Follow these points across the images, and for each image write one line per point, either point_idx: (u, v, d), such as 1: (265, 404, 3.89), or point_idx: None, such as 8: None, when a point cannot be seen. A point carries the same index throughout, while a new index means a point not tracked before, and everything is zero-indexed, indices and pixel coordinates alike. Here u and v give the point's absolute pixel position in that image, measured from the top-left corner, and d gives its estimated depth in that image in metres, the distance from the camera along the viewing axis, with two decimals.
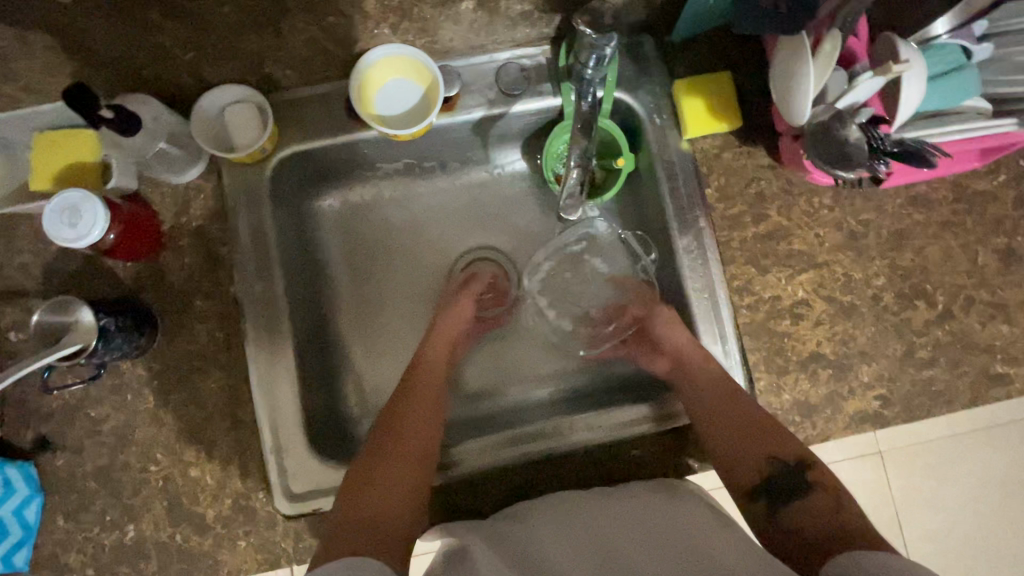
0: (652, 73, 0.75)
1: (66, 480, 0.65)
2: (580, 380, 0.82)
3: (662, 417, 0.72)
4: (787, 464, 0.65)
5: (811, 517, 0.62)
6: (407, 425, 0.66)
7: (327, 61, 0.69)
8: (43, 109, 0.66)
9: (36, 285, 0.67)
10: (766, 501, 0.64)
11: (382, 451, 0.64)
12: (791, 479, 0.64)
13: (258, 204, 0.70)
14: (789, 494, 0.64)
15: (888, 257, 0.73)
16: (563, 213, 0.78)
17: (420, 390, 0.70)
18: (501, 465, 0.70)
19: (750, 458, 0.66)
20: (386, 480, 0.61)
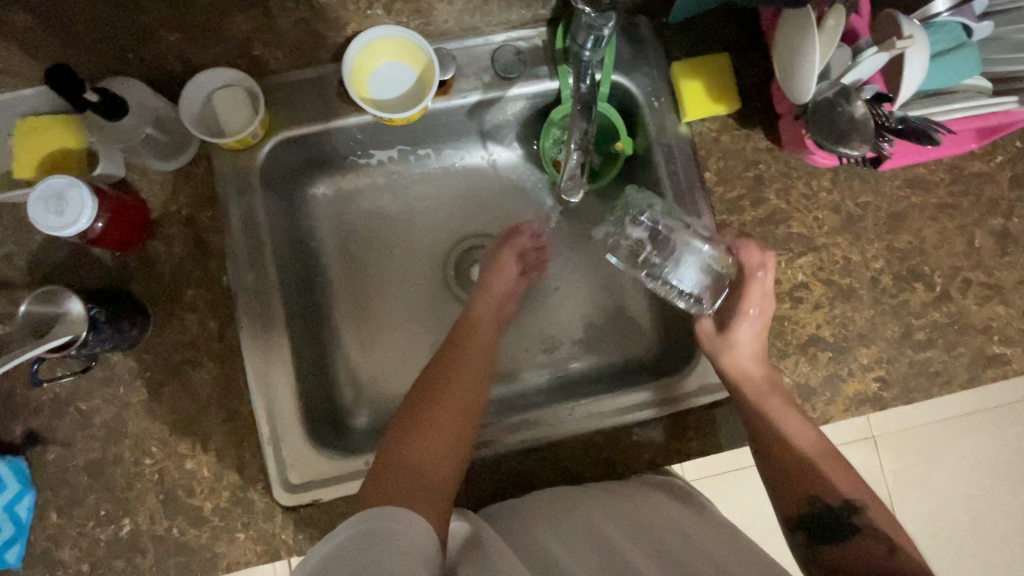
0: (649, 56, 0.74)
1: (58, 474, 0.64)
2: (582, 368, 0.82)
3: (666, 400, 0.72)
4: (835, 506, 0.61)
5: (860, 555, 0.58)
6: (450, 383, 0.65)
7: (318, 43, 0.67)
8: (25, 93, 0.64)
9: (22, 276, 0.65)
10: (808, 534, 0.62)
11: (430, 408, 0.63)
12: (837, 520, 0.61)
13: (249, 190, 0.69)
14: (836, 534, 0.60)
15: (886, 240, 0.73)
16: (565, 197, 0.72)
17: (466, 355, 0.69)
18: (507, 453, 0.70)
19: (792, 462, 0.64)
20: (431, 437, 0.60)
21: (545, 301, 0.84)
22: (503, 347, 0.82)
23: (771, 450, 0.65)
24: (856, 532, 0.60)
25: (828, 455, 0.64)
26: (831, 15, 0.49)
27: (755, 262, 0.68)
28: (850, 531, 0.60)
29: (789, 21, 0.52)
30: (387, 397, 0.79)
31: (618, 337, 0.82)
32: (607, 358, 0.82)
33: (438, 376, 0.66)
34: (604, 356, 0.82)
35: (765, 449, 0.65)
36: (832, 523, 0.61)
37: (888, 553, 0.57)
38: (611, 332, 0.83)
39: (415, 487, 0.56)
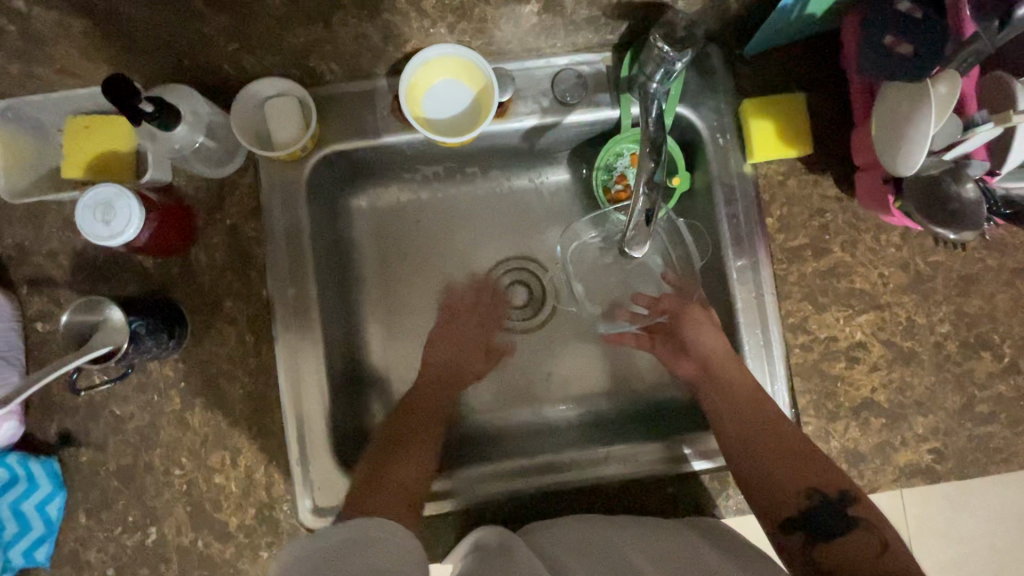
0: (717, 89, 0.70)
1: (89, 477, 0.64)
2: (603, 405, 0.79)
3: (678, 458, 0.69)
4: (828, 500, 0.59)
5: (855, 552, 0.55)
6: (420, 414, 0.70)
7: (375, 57, 0.65)
8: (78, 93, 0.63)
9: (64, 276, 0.65)
10: (803, 533, 0.58)
11: (400, 437, 0.66)
12: (829, 516, 0.58)
13: (295, 202, 0.67)
14: (828, 531, 0.57)
15: (955, 303, 0.69)
16: (629, 248, 0.71)
17: (434, 392, 0.72)
18: (492, 497, 0.68)
19: (789, 480, 0.60)
20: (401, 469, 0.63)
21: (557, 343, 0.81)
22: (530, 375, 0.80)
23: (768, 457, 0.62)
24: (849, 528, 0.57)
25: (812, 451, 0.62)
26: (943, 81, 0.47)
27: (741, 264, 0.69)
28: (844, 527, 0.57)
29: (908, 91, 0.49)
30: None
31: (653, 375, 0.80)
32: (640, 396, 0.79)
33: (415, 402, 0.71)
34: (635, 392, 0.80)
35: (755, 461, 0.62)
36: (827, 520, 0.58)
37: (882, 551, 0.54)
38: (646, 371, 0.80)
39: (392, 499, 0.59)
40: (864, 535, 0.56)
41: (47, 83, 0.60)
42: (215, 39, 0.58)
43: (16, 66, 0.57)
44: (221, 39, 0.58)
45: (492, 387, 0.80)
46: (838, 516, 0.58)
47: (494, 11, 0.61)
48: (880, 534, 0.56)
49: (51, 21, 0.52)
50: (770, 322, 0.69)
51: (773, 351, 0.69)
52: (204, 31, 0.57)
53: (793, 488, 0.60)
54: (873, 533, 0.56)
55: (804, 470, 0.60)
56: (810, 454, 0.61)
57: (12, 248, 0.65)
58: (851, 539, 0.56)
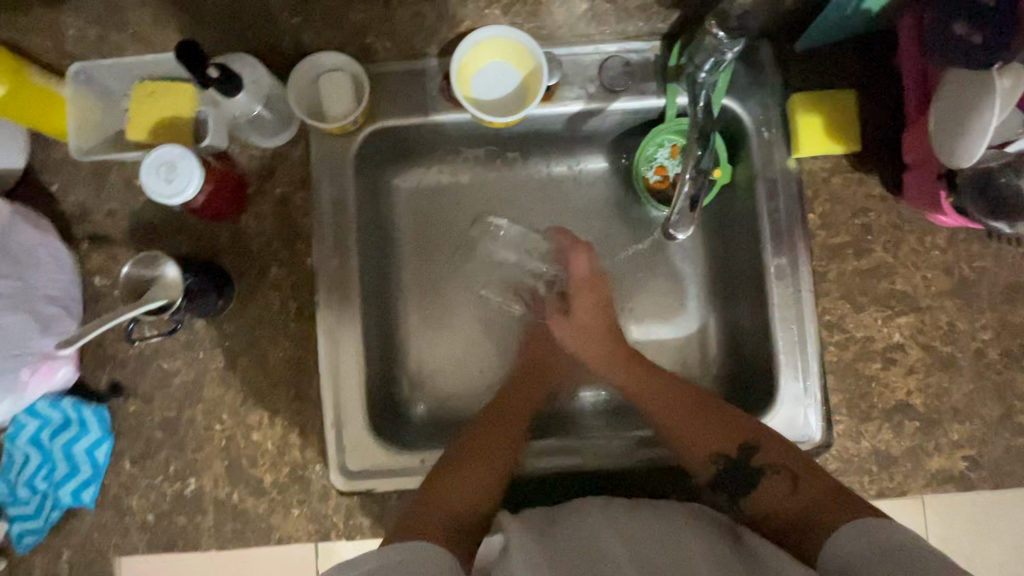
0: (766, 83, 0.70)
1: (135, 426, 0.67)
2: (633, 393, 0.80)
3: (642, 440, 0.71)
4: (733, 460, 0.63)
5: (771, 495, 0.61)
6: (503, 409, 0.70)
7: (429, 36, 0.67)
8: (145, 59, 0.65)
9: (122, 234, 0.68)
10: (724, 491, 0.64)
11: (478, 432, 0.67)
12: (741, 474, 0.63)
13: (343, 175, 0.69)
14: (743, 484, 0.63)
15: (999, 311, 0.67)
16: (674, 232, 0.70)
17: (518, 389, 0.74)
18: (548, 477, 0.70)
19: (698, 449, 0.65)
20: (479, 466, 0.64)
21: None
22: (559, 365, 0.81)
23: (681, 431, 0.66)
24: (759, 478, 0.62)
25: (715, 414, 0.65)
26: (1005, 74, 0.46)
27: (778, 256, 0.69)
28: (755, 479, 0.62)
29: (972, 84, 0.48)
30: (443, 395, 0.79)
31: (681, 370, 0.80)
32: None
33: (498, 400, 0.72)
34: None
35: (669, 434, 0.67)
36: (737, 474, 0.63)
37: (794, 487, 0.60)
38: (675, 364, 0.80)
39: (445, 502, 0.60)
40: (775, 480, 0.61)
41: (118, 47, 0.63)
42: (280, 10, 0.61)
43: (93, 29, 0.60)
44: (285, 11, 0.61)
45: None
46: (750, 470, 0.63)
47: None
48: (789, 473, 0.61)
49: None
50: (806, 319, 0.68)
51: (809, 349, 0.68)
52: None
53: (701, 455, 0.65)
54: (782, 473, 0.61)
55: (714, 436, 0.64)
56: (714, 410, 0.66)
57: (76, 205, 0.68)
58: (762, 486, 0.62)
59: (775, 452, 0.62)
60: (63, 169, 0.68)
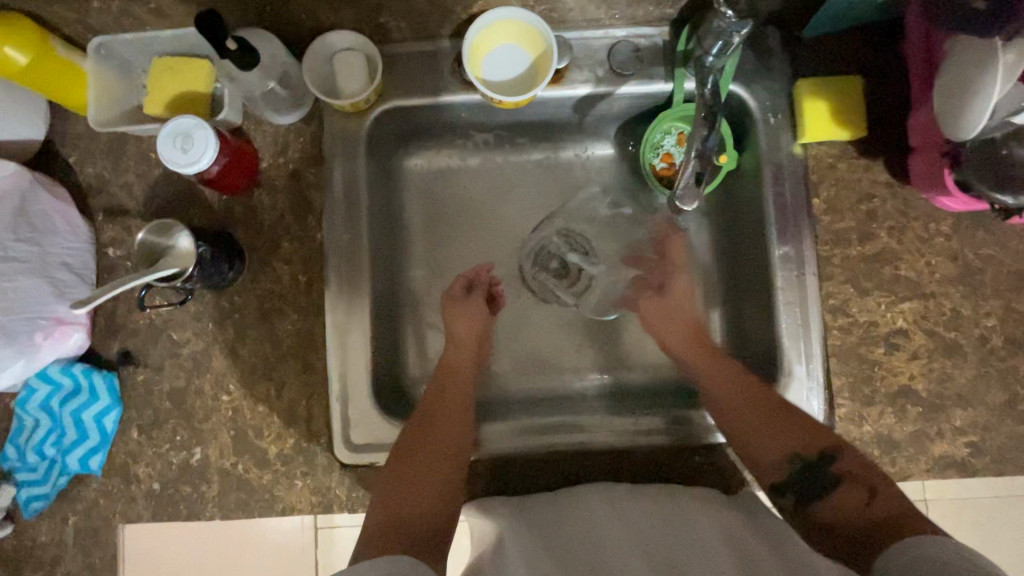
0: (774, 69, 0.70)
1: (143, 395, 0.68)
2: (628, 375, 0.80)
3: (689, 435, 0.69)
4: (813, 462, 0.61)
5: (843, 508, 0.58)
6: (434, 410, 0.68)
7: (442, 17, 0.68)
8: (165, 35, 0.67)
9: (137, 205, 0.69)
10: (793, 498, 0.61)
11: (412, 438, 0.65)
12: (819, 477, 0.60)
13: (354, 153, 0.70)
14: (818, 491, 0.60)
15: (1004, 298, 0.68)
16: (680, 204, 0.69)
17: (448, 385, 0.71)
18: (525, 456, 0.69)
19: (771, 448, 0.63)
20: (421, 473, 0.62)
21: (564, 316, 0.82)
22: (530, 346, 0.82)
23: (749, 428, 0.64)
24: (836, 485, 0.59)
25: (800, 420, 0.64)
26: (1011, 49, 0.47)
27: (785, 239, 0.69)
28: (829, 484, 0.60)
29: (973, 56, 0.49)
30: None
31: None
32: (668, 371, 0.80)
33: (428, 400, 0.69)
34: (657, 368, 0.80)
35: (739, 435, 0.65)
36: (812, 481, 0.61)
37: (871, 499, 0.56)
38: None
39: (407, 496, 0.60)
40: (852, 491, 0.58)
41: (139, 22, 0.65)
42: None
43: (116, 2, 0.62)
44: None
45: (533, 359, 0.81)
46: (827, 475, 0.60)
47: None
48: (869, 482, 0.58)
49: None
50: (810, 303, 0.69)
51: (813, 332, 0.68)
52: None
53: (779, 454, 0.63)
54: (859, 484, 0.58)
55: (790, 437, 0.63)
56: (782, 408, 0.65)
57: (92, 176, 0.69)
58: (838, 492, 0.59)
59: (855, 462, 0.60)
60: (82, 142, 0.70)
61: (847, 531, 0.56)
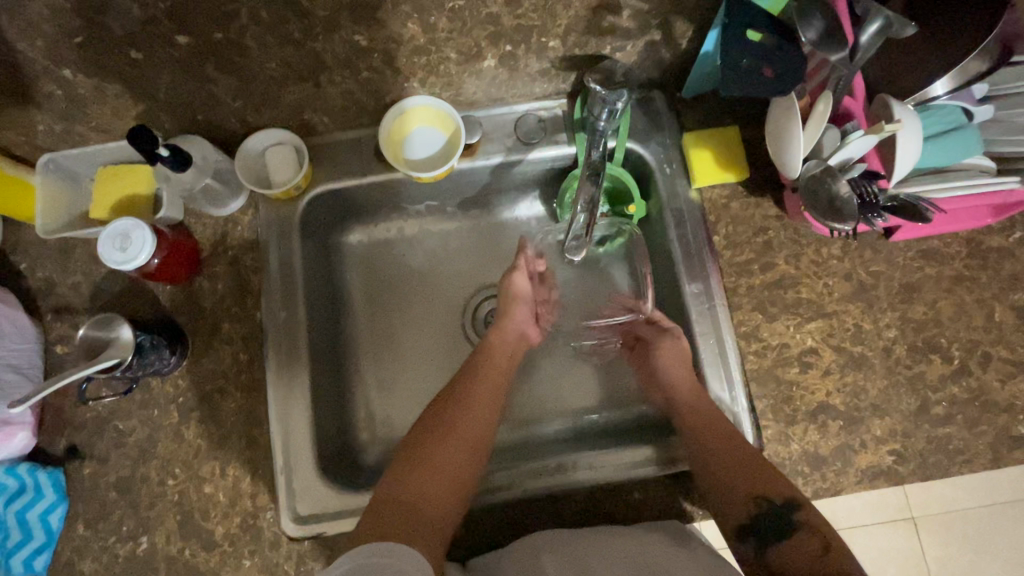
0: (662, 126, 0.79)
1: (90, 488, 0.69)
2: (610, 418, 0.83)
3: (671, 459, 0.71)
4: (773, 507, 0.62)
5: (802, 556, 0.59)
6: (462, 416, 0.71)
7: (360, 110, 0.76)
8: (109, 147, 0.73)
9: (84, 303, 0.73)
10: (755, 543, 0.63)
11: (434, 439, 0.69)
12: (778, 521, 0.62)
13: (289, 237, 0.76)
14: (777, 534, 0.62)
15: (899, 310, 0.73)
16: (568, 253, 0.84)
17: (477, 398, 0.73)
18: (517, 495, 0.71)
19: (739, 487, 0.64)
20: (425, 479, 0.65)
21: (535, 367, 0.86)
22: (519, 395, 0.85)
23: (722, 478, 0.65)
24: (794, 531, 0.61)
25: (764, 466, 0.65)
26: (820, 100, 0.56)
27: (698, 272, 0.75)
28: (789, 530, 0.61)
29: (783, 108, 0.59)
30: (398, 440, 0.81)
31: (626, 395, 0.84)
32: (630, 413, 0.83)
33: (454, 403, 0.72)
34: (622, 409, 0.83)
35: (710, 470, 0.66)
36: (772, 525, 0.62)
37: (825, 552, 0.59)
38: (622, 388, 0.84)
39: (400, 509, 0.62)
40: (811, 540, 0.60)
41: (82, 139, 0.71)
42: (223, 97, 0.69)
43: (59, 124, 0.68)
44: (228, 97, 0.69)
45: (528, 400, 0.84)
46: (784, 522, 0.62)
47: (457, 67, 0.71)
48: (823, 537, 0.60)
49: (91, 85, 0.63)
50: (724, 331, 0.73)
51: (730, 359, 0.73)
52: (214, 90, 0.68)
53: (742, 498, 0.64)
54: (815, 536, 0.60)
55: (754, 480, 0.64)
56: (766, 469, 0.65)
57: (42, 281, 0.74)
58: (796, 543, 0.61)
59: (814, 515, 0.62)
60: (32, 250, 0.74)
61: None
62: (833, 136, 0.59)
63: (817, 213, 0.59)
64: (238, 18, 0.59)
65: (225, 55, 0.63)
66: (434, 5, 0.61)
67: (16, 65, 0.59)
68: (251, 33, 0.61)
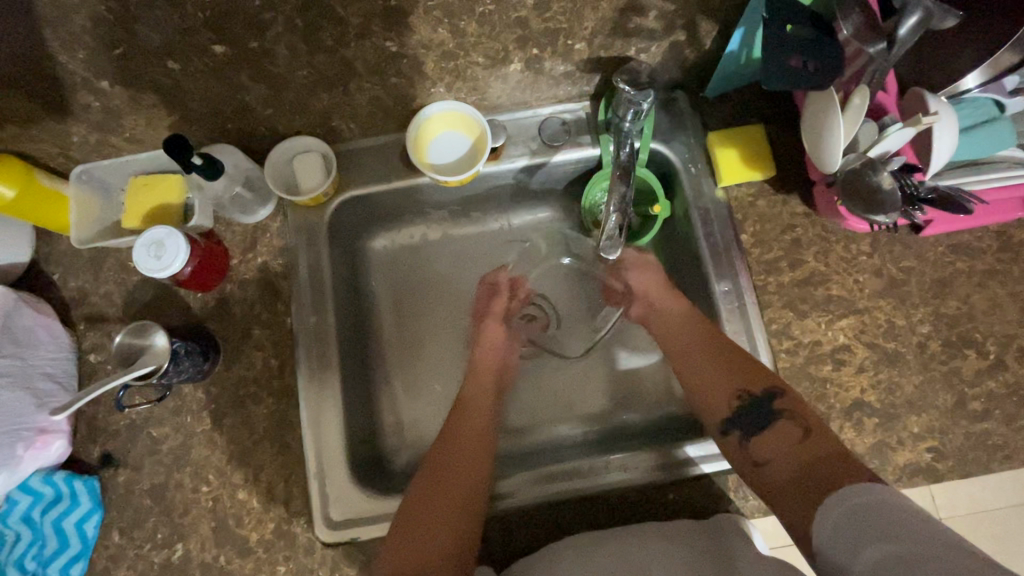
0: (686, 127, 0.79)
1: (125, 496, 0.69)
2: (634, 420, 0.82)
3: (680, 462, 0.71)
4: (756, 397, 0.66)
5: (784, 444, 0.62)
6: (462, 440, 0.70)
7: (386, 116, 0.76)
8: (139, 156, 0.74)
9: (117, 312, 0.74)
10: (738, 433, 0.66)
11: (440, 466, 0.68)
12: (761, 411, 0.65)
13: (317, 242, 0.76)
14: (762, 426, 0.64)
15: (932, 305, 0.72)
16: (603, 252, 0.80)
17: (472, 420, 0.73)
18: (541, 501, 0.70)
19: (725, 383, 0.68)
20: (444, 491, 0.65)
21: (555, 367, 0.87)
22: (533, 399, 0.85)
23: (707, 377, 0.70)
24: (778, 418, 0.64)
25: (750, 360, 0.69)
26: (857, 94, 0.56)
27: (726, 271, 0.75)
28: (772, 419, 0.64)
29: (817, 101, 0.59)
30: (425, 444, 0.81)
31: (652, 395, 0.84)
32: (652, 412, 0.83)
33: (458, 417, 0.73)
34: (644, 407, 0.83)
35: (696, 375, 0.71)
36: (757, 415, 0.65)
37: (806, 434, 0.62)
38: (647, 386, 0.84)
39: (423, 519, 0.63)
40: (790, 426, 0.63)
41: (115, 149, 0.72)
42: (254, 105, 0.70)
43: (93, 135, 0.69)
44: (258, 105, 0.70)
45: (550, 405, 0.84)
46: (772, 410, 0.65)
47: (484, 71, 0.71)
48: (804, 422, 0.63)
49: (127, 96, 0.64)
50: (755, 328, 0.73)
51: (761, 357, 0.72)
52: (245, 98, 0.69)
53: (727, 390, 0.68)
54: (796, 422, 0.63)
55: (741, 375, 0.68)
56: (751, 361, 0.69)
57: (75, 290, 0.75)
58: (777, 430, 0.63)
59: (795, 400, 0.65)
60: (65, 259, 0.75)
61: (788, 468, 0.60)
62: (870, 130, 0.59)
63: (853, 208, 0.59)
64: (273, 27, 0.60)
65: (258, 64, 0.64)
66: (464, 9, 0.62)
67: (56, 77, 0.60)
68: (284, 41, 0.61)
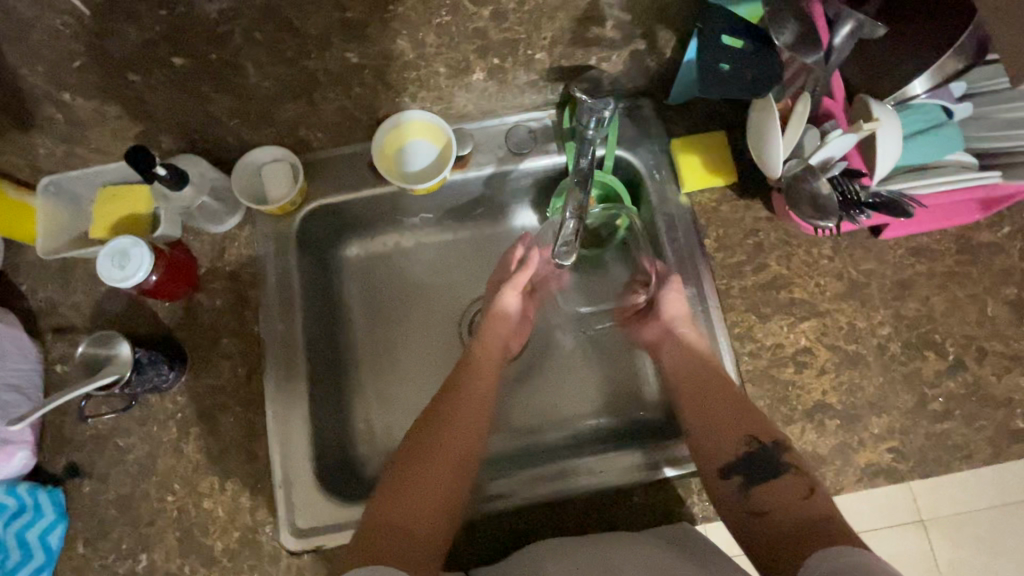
0: (650, 134, 0.80)
1: (90, 506, 0.69)
2: (611, 423, 0.83)
3: (653, 463, 0.71)
4: (765, 448, 0.65)
5: (784, 496, 0.62)
6: (444, 434, 0.69)
7: (353, 125, 0.77)
8: (107, 167, 0.75)
9: (84, 322, 0.74)
10: (742, 479, 0.64)
11: (418, 463, 0.68)
12: (764, 466, 0.65)
13: (286, 251, 0.77)
14: (762, 477, 0.64)
15: (892, 307, 0.73)
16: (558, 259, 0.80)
17: (455, 410, 0.72)
18: (521, 502, 0.71)
19: (731, 433, 0.67)
20: (422, 489, 0.65)
21: (534, 370, 0.86)
22: (513, 401, 0.85)
23: (717, 419, 0.68)
24: (782, 474, 0.64)
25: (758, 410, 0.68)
26: (800, 101, 0.58)
27: (689, 275, 0.76)
28: (778, 472, 0.64)
29: (761, 109, 0.61)
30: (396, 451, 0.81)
31: (629, 399, 0.84)
32: (630, 417, 0.83)
33: (439, 414, 0.72)
34: (623, 409, 0.83)
35: (704, 421, 0.69)
36: (760, 465, 0.65)
37: (810, 494, 0.61)
38: (621, 389, 0.85)
39: (400, 518, 0.63)
40: (796, 481, 0.63)
41: (83, 160, 0.73)
42: (219, 116, 0.71)
43: (59, 147, 0.70)
44: (224, 116, 0.71)
45: (532, 409, 0.84)
46: (775, 466, 0.64)
47: (447, 81, 0.72)
48: (808, 482, 0.63)
49: (91, 108, 0.65)
50: (719, 333, 0.74)
51: (724, 359, 0.73)
52: (210, 109, 0.69)
53: (736, 437, 0.66)
54: (802, 478, 0.63)
55: (746, 421, 0.67)
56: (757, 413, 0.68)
57: (43, 301, 0.75)
58: (783, 482, 0.63)
59: (796, 459, 0.65)
60: (34, 270, 0.76)
61: (787, 519, 0.59)
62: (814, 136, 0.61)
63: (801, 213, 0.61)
64: (233, 39, 0.60)
65: (221, 75, 0.65)
66: (422, 22, 0.63)
67: (17, 90, 0.61)
68: (245, 52, 0.62)
